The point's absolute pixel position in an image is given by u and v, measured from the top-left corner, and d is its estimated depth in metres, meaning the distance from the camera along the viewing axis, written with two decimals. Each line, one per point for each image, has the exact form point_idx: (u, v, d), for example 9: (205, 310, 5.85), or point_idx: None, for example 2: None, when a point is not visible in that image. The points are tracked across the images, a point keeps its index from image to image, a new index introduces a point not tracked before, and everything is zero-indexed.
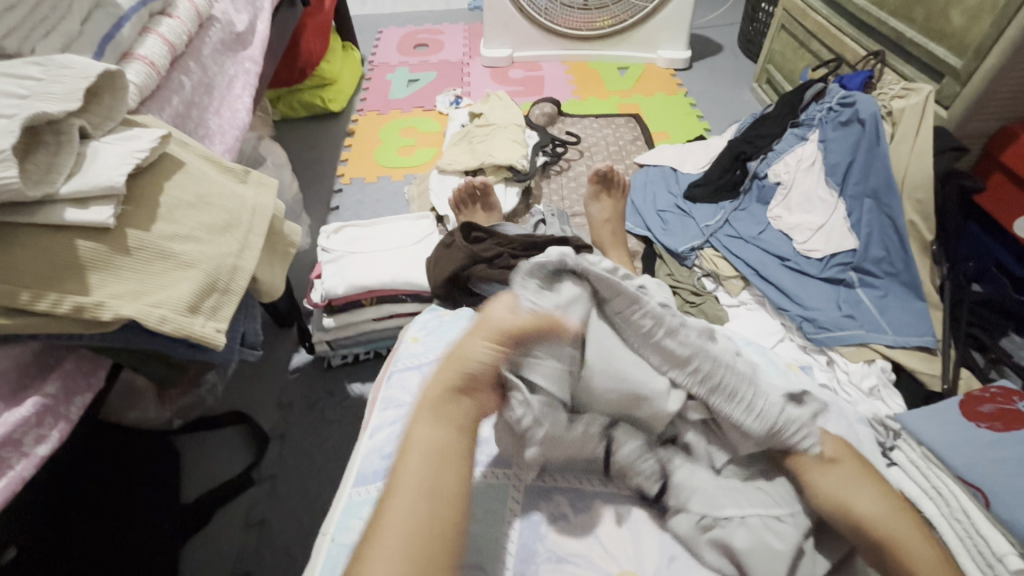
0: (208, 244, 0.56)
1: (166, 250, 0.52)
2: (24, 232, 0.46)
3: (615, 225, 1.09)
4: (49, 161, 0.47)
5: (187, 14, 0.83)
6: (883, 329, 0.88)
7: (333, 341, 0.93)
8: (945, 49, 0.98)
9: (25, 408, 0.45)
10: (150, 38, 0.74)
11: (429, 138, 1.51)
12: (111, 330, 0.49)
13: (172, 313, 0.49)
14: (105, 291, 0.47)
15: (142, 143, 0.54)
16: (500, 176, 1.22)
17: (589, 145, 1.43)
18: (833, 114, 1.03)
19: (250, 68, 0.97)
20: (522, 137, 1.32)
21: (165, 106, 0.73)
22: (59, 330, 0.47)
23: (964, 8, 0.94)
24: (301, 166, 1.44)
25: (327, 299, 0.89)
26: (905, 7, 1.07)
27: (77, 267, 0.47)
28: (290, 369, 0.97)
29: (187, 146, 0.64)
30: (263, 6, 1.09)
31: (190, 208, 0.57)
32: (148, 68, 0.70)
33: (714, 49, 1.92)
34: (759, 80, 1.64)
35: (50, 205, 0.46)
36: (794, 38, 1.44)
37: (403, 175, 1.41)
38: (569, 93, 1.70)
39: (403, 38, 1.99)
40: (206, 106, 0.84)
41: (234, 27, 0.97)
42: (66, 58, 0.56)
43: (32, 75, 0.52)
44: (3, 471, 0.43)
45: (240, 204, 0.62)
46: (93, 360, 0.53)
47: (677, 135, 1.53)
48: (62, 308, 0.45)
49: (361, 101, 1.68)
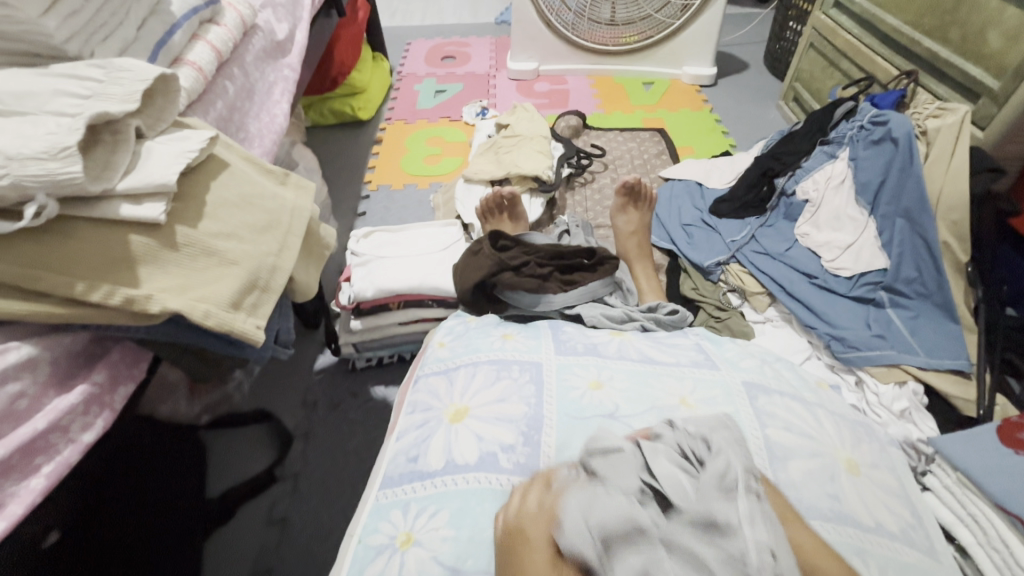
0: (250, 243, 0.57)
1: (211, 247, 0.54)
2: (82, 224, 0.47)
3: (640, 238, 1.09)
4: (107, 158, 0.49)
5: (233, 22, 0.86)
6: (914, 351, 0.87)
7: (358, 344, 0.94)
8: (982, 70, 0.97)
9: (74, 396, 0.47)
10: (199, 45, 0.77)
11: (456, 148, 1.54)
12: (156, 323, 0.50)
13: (215, 309, 0.51)
14: (154, 284, 0.49)
15: (192, 144, 0.56)
16: (526, 186, 1.23)
17: (614, 158, 1.44)
18: (864, 133, 1.02)
19: (288, 75, 1.00)
20: (548, 149, 1.33)
21: (210, 110, 0.76)
22: (108, 321, 0.48)
23: (1001, 30, 0.93)
24: (331, 171, 1.47)
25: (356, 302, 0.90)
26: (939, 28, 1.06)
27: (128, 260, 0.48)
28: (314, 370, 0.98)
29: (231, 148, 0.65)
30: (302, 17, 1.13)
31: (234, 208, 0.58)
32: (196, 73, 0.73)
33: (739, 66, 1.93)
34: (787, 97, 1.64)
35: (107, 200, 0.48)
36: (823, 57, 1.44)
37: (429, 183, 1.43)
38: (594, 107, 1.72)
39: (432, 49, 2.03)
40: (247, 111, 0.86)
41: (275, 37, 1.00)
42: (125, 61, 0.58)
43: (93, 76, 0.54)
44: (52, 456, 0.44)
45: (281, 206, 0.64)
46: (135, 352, 0.54)
47: (702, 150, 1.53)
48: (114, 299, 0.47)
49: (389, 110, 1.71)
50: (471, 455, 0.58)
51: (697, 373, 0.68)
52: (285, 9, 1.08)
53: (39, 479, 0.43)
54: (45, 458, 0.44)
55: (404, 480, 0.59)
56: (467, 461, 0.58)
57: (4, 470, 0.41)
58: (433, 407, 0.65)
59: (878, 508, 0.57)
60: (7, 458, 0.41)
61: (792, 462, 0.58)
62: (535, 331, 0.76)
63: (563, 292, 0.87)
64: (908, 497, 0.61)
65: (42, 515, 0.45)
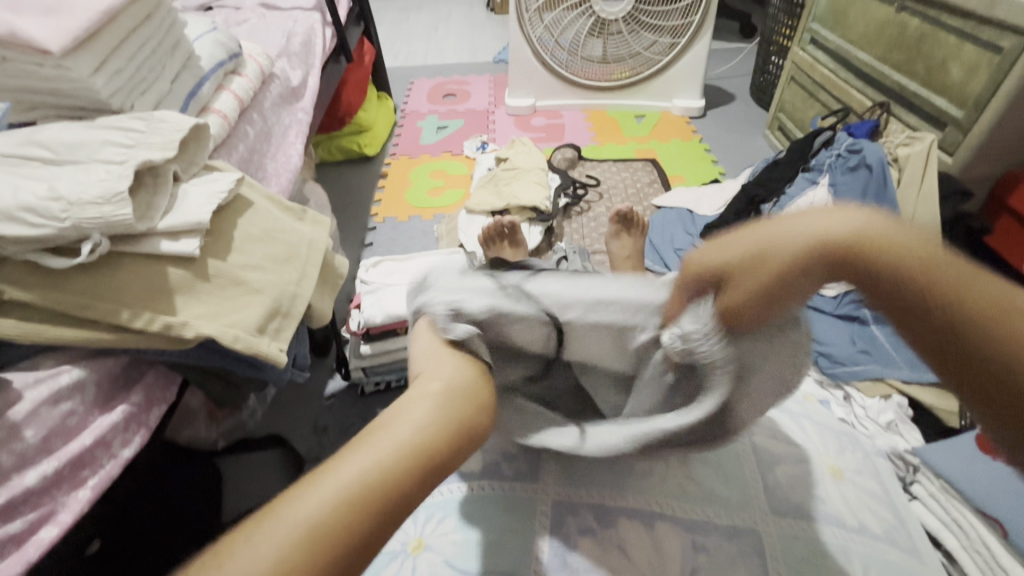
0: (273, 274, 0.63)
1: (239, 278, 0.59)
2: (127, 259, 0.53)
3: (634, 263, 1.15)
4: (149, 200, 0.55)
5: (253, 72, 0.94)
6: (897, 365, 0.92)
7: (367, 368, 0.99)
8: (946, 101, 1.04)
9: (116, 414, 0.51)
10: (224, 95, 0.85)
11: (457, 180, 1.61)
12: (189, 347, 0.55)
13: (243, 333, 0.56)
14: (189, 312, 0.54)
15: (221, 185, 0.62)
16: (525, 216, 1.30)
17: (609, 187, 1.51)
18: (842, 161, 1.08)
19: (302, 118, 1.07)
20: (545, 180, 1.40)
21: (234, 152, 0.83)
22: (147, 347, 0.53)
23: (961, 64, 1.01)
24: (339, 206, 1.54)
25: (365, 328, 0.95)
26: (906, 62, 1.14)
27: (167, 291, 0.54)
28: (325, 395, 1.02)
29: (254, 188, 0.71)
30: (314, 64, 1.21)
31: (258, 242, 0.64)
32: (221, 120, 0.80)
33: (726, 98, 2.02)
34: (772, 126, 1.72)
35: (149, 237, 0.54)
36: (803, 89, 1.52)
37: (432, 214, 1.50)
38: (589, 139, 1.80)
39: (433, 88, 2.14)
40: (265, 152, 0.93)
41: (290, 83, 1.09)
42: (162, 114, 0.65)
43: (136, 128, 0.61)
44: (96, 470, 0.49)
45: (299, 239, 0.70)
46: (167, 376, 0.59)
47: (692, 178, 1.60)
48: (154, 326, 0.52)
49: (393, 145, 1.80)
50: (473, 464, 0.63)
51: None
52: (298, 57, 1.17)
53: (85, 490, 0.47)
54: (90, 471, 0.48)
55: None
56: (470, 470, 0.63)
57: (56, 481, 0.46)
58: None
59: (861, 509, 0.60)
60: (57, 471, 0.46)
61: (778, 467, 0.62)
62: None
63: None
64: (892, 501, 0.64)
65: (84, 526, 0.49)
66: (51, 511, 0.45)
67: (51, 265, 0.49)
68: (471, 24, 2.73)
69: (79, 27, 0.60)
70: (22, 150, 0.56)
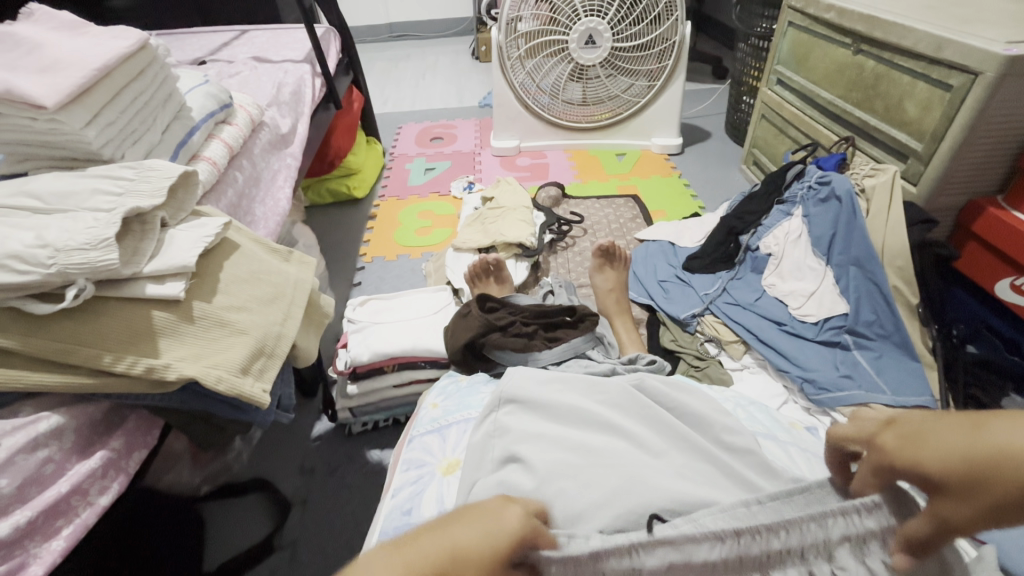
0: (257, 315, 0.64)
1: (223, 319, 0.60)
2: (110, 303, 0.54)
3: (618, 295, 1.16)
4: (135, 245, 0.57)
5: (244, 121, 0.97)
6: (881, 389, 0.93)
7: (355, 409, 0.98)
8: (906, 135, 1.10)
9: (94, 461, 0.51)
10: (214, 143, 0.87)
11: (445, 220, 1.64)
12: (171, 390, 0.55)
13: (226, 373, 0.56)
14: (172, 354, 0.54)
15: (209, 229, 0.64)
16: (511, 252, 1.32)
17: (593, 223, 1.55)
18: (813, 192, 1.12)
19: (291, 163, 1.10)
20: (530, 218, 1.43)
21: (223, 198, 0.85)
22: (128, 390, 0.53)
23: (916, 102, 1.07)
24: (327, 246, 1.56)
25: (352, 367, 0.95)
26: (866, 100, 1.21)
27: (151, 333, 0.54)
28: (311, 437, 1.00)
29: (242, 232, 0.73)
30: (303, 112, 1.26)
31: (244, 283, 0.65)
32: (211, 166, 0.83)
33: (703, 135, 2.10)
34: (747, 162, 1.78)
35: (135, 281, 0.55)
36: (773, 125, 1.59)
37: (420, 253, 1.52)
38: (572, 178, 1.86)
39: (421, 132, 2.21)
40: (254, 196, 0.96)
41: (279, 130, 1.12)
42: (153, 162, 0.67)
43: (126, 176, 0.63)
44: (71, 519, 0.48)
45: (285, 280, 0.71)
46: (148, 420, 0.58)
47: (674, 212, 1.64)
48: (136, 369, 0.52)
49: (382, 188, 1.84)
50: None
51: (681, 395, 0.69)
52: (288, 107, 1.22)
53: (59, 540, 0.46)
54: (65, 520, 0.48)
55: (399, 533, 0.61)
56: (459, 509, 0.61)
57: (29, 532, 0.45)
58: (426, 463, 0.70)
59: None
60: (31, 521, 0.45)
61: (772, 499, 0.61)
62: None
63: (548, 349, 0.91)
64: None
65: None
66: (23, 562, 0.44)
67: (34, 309, 0.49)
68: (458, 71, 2.84)
69: (73, 84, 0.63)
70: (13, 201, 0.57)
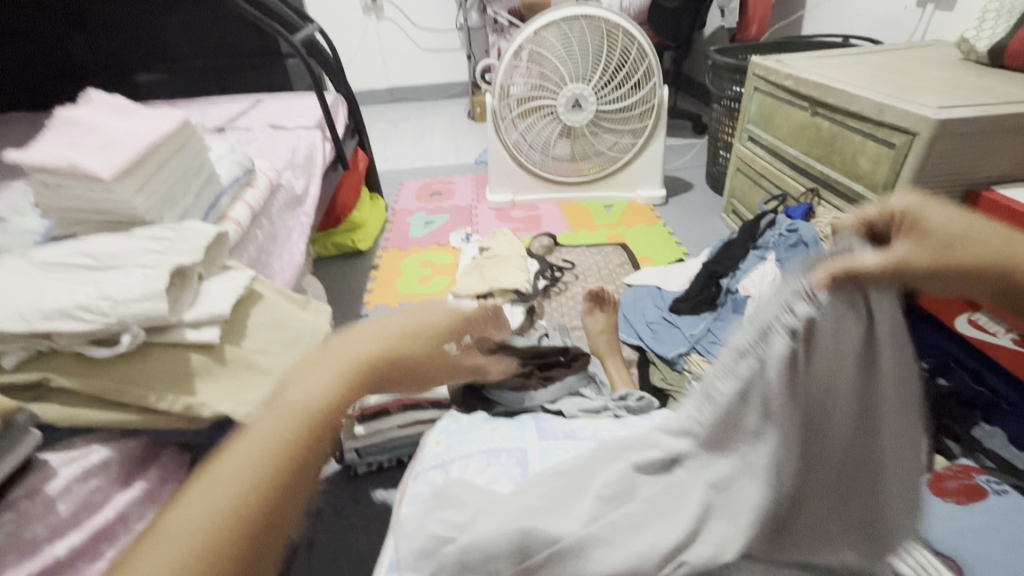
0: (280, 357, 0.71)
1: (251, 361, 0.67)
2: (155, 348, 0.61)
3: (609, 336, 1.24)
4: (177, 297, 0.65)
5: (264, 185, 1.08)
6: None
7: (361, 449, 1.02)
8: (863, 187, 1.22)
9: (134, 492, 0.56)
10: (238, 205, 0.97)
11: (444, 269, 1.74)
12: (205, 426, 0.61)
13: (255, 410, 0.63)
14: (207, 393, 0.61)
15: (239, 282, 0.72)
16: (507, 297, 1.41)
17: (584, 269, 1.65)
18: (784, 239, 1.25)
19: (305, 221, 1.20)
20: (525, 266, 1.53)
21: (245, 253, 0.94)
22: (167, 427, 0.59)
23: (869, 158, 1.19)
24: (333, 296, 1.64)
25: (359, 408, 1.01)
26: (826, 156, 1.34)
27: (189, 375, 0.61)
28: (318, 479, 1.04)
29: (265, 283, 0.81)
30: (314, 174, 1.38)
31: (268, 329, 0.73)
32: (236, 226, 0.92)
33: (685, 186, 2.25)
34: (727, 211, 1.90)
35: (176, 328, 0.62)
36: (748, 178, 1.73)
37: (422, 300, 1.60)
38: (564, 228, 1.98)
39: (421, 188, 2.35)
40: (272, 251, 1.05)
41: (294, 191, 1.23)
42: (191, 224, 0.76)
43: (168, 237, 0.72)
44: (115, 543, 0.52)
45: (303, 326, 0.78)
46: (179, 456, 0.64)
47: (660, 258, 1.75)
48: (176, 407, 0.58)
49: (384, 240, 1.94)
50: None
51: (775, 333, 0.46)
52: (301, 169, 1.33)
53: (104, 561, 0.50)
54: (108, 545, 0.52)
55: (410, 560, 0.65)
56: None
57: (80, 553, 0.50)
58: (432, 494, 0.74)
59: None
60: (82, 543, 0.50)
61: None
62: (520, 423, 0.87)
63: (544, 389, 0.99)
64: None
65: None
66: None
67: (94, 353, 0.57)
68: (455, 130, 3.04)
69: (126, 159, 0.73)
70: (71, 259, 0.65)
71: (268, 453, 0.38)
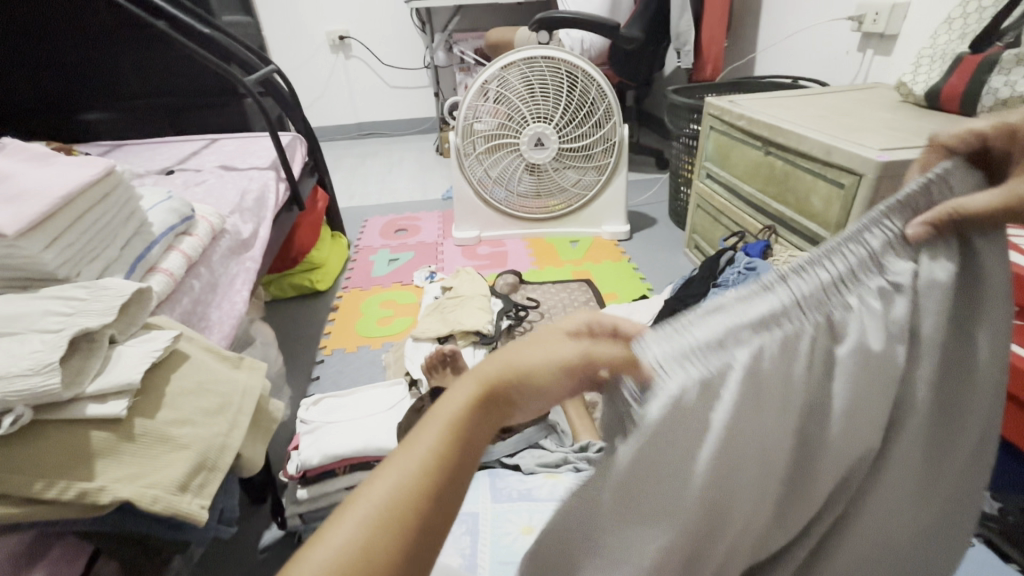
0: (201, 426, 0.64)
1: (166, 434, 0.60)
2: (48, 427, 0.55)
3: None
4: (80, 365, 0.58)
5: (204, 231, 1.02)
6: None
7: (305, 515, 0.94)
8: (817, 225, 1.23)
9: None
10: (172, 255, 0.91)
11: (406, 309, 1.69)
12: (104, 513, 0.55)
13: (163, 492, 0.56)
14: (107, 475, 0.54)
15: (158, 343, 0.66)
16: (469, 340, 1.37)
17: (549, 307, 1.63)
18: (743, 276, 1.23)
19: (251, 267, 1.15)
20: (488, 305, 1.50)
21: (177, 307, 0.88)
22: (56, 517, 0.53)
23: (820, 197, 1.21)
24: (287, 341, 1.57)
25: (302, 470, 0.94)
26: (780, 194, 1.36)
27: (88, 455, 0.55)
28: (257, 548, 0.96)
29: (193, 340, 0.75)
30: (265, 216, 1.33)
31: (190, 395, 0.66)
32: (167, 278, 0.86)
33: (650, 221, 2.28)
34: (689, 246, 1.92)
35: (75, 402, 0.56)
36: (708, 214, 1.75)
37: (381, 343, 1.54)
38: (529, 264, 1.96)
39: (386, 225, 2.31)
40: (210, 301, 0.99)
41: (240, 236, 1.17)
42: (107, 280, 0.70)
43: (78, 296, 0.66)
44: None
45: (233, 388, 0.72)
46: (76, 546, 0.58)
47: (625, 294, 1.74)
48: (68, 494, 0.52)
49: (345, 280, 1.89)
50: None
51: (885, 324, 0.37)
52: (250, 212, 1.28)
53: None
54: None
55: None
56: None
57: None
58: None
59: None
60: None
61: None
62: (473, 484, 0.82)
63: (501, 441, 0.95)
64: None
65: None
66: None
67: None
68: (422, 166, 3.04)
69: (34, 212, 0.67)
70: None
71: (376, 511, 0.33)
